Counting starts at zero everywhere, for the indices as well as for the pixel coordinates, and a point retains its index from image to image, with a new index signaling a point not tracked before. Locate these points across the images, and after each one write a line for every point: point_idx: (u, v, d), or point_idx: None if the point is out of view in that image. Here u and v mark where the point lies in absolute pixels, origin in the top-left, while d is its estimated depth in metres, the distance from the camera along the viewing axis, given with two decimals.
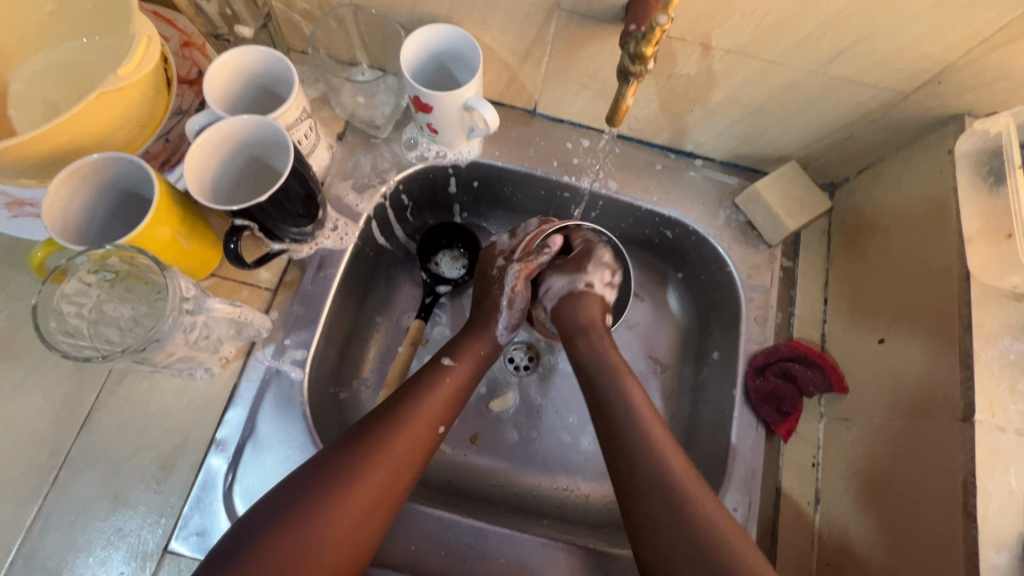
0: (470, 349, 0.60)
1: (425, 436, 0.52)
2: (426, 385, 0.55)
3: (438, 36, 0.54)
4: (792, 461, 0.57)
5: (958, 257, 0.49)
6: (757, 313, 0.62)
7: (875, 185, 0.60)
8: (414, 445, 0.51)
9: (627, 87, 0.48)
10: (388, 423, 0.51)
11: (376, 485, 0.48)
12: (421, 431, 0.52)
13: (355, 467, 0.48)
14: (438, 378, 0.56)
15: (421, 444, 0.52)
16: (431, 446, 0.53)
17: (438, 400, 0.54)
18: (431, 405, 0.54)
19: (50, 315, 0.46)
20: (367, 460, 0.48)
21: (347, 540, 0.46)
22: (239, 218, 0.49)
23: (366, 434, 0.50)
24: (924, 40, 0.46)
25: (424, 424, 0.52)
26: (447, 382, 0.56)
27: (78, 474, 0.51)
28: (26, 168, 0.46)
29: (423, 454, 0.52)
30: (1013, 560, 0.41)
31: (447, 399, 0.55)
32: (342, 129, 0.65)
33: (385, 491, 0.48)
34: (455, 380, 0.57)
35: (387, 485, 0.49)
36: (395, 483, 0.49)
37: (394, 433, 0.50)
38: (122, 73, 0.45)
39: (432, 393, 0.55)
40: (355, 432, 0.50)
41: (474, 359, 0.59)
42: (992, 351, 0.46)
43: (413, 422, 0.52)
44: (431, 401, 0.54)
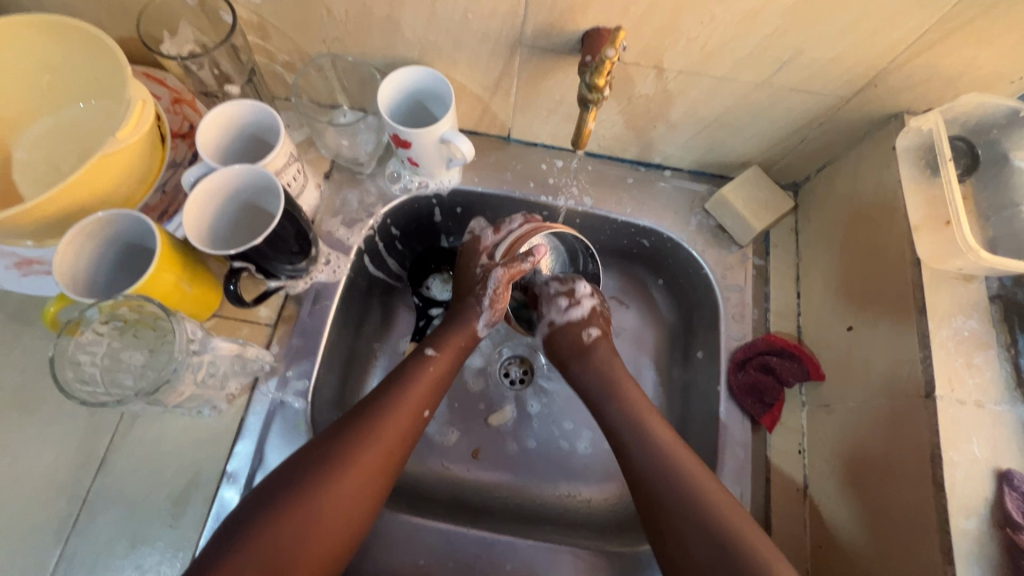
0: (451, 340, 0.60)
1: (410, 421, 0.54)
2: (408, 374, 0.57)
3: (412, 77, 0.58)
4: (779, 450, 0.60)
5: (908, 245, 0.52)
6: (734, 311, 0.66)
7: (832, 182, 0.64)
8: (399, 431, 0.53)
9: (588, 113, 0.52)
10: (373, 410, 0.53)
11: (366, 469, 0.50)
12: (405, 417, 0.54)
13: (344, 453, 0.50)
14: (419, 368, 0.58)
15: (406, 430, 0.54)
16: (416, 432, 0.55)
17: (421, 388, 0.56)
18: (415, 392, 0.56)
19: (66, 365, 0.49)
20: (354, 445, 0.51)
21: (340, 520, 0.49)
22: (237, 260, 0.52)
23: (352, 422, 0.52)
24: (855, 51, 0.50)
25: (409, 412, 0.55)
26: (430, 371, 0.58)
27: (97, 516, 0.53)
28: (35, 230, 0.50)
29: (409, 439, 0.54)
30: (981, 524, 0.44)
31: (431, 385, 0.57)
32: (328, 168, 0.69)
33: (373, 474, 0.51)
34: (438, 369, 0.58)
35: (375, 469, 0.51)
36: (383, 465, 0.52)
37: (380, 420, 0.53)
38: (119, 136, 0.49)
39: (416, 381, 0.56)
40: (343, 420, 0.53)
41: (457, 350, 0.60)
42: (947, 330, 0.49)
43: (396, 409, 0.54)
44: (414, 387, 0.56)
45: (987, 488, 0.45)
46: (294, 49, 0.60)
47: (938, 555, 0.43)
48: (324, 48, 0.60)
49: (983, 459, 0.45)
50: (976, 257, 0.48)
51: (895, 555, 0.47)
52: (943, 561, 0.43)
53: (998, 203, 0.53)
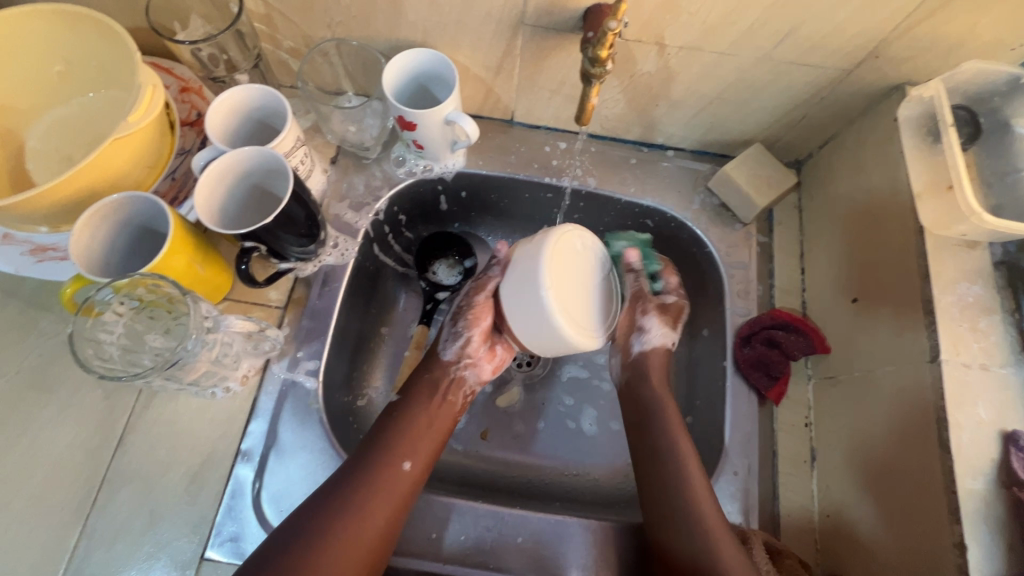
0: (427, 387, 0.61)
1: (393, 475, 0.54)
2: (384, 428, 0.57)
3: (417, 60, 0.59)
4: (786, 423, 0.60)
5: (912, 213, 0.53)
6: (739, 288, 0.66)
7: (836, 157, 0.64)
8: (382, 493, 0.52)
9: (591, 88, 0.52)
10: (355, 475, 0.53)
11: (345, 536, 0.50)
12: (384, 472, 0.53)
13: (325, 523, 0.50)
14: (397, 420, 0.58)
15: (391, 489, 0.53)
16: (407, 488, 0.54)
17: (401, 438, 0.57)
18: (394, 446, 0.56)
19: (85, 342, 0.50)
20: (333, 511, 0.51)
21: None
22: (247, 240, 0.53)
23: (334, 488, 0.52)
24: (855, 21, 0.50)
25: (391, 466, 0.54)
26: (405, 421, 0.58)
27: (115, 494, 0.54)
28: (50, 215, 0.51)
29: (397, 492, 0.53)
30: (988, 484, 0.44)
31: (411, 434, 0.57)
32: (334, 154, 0.69)
33: (359, 543, 0.50)
34: (415, 416, 0.59)
35: (358, 536, 0.50)
36: (365, 531, 0.50)
37: (357, 477, 0.53)
38: (131, 119, 0.50)
39: (393, 434, 0.57)
40: (327, 487, 0.52)
41: (431, 394, 0.61)
42: (951, 296, 0.50)
43: (373, 467, 0.54)
44: (393, 441, 0.56)
45: (993, 449, 0.45)
46: (299, 35, 0.61)
47: (945, 515, 0.44)
48: (329, 32, 0.60)
49: (989, 421, 0.46)
50: (978, 221, 0.48)
51: (904, 520, 0.48)
52: (950, 520, 0.44)
53: (1000, 170, 0.54)
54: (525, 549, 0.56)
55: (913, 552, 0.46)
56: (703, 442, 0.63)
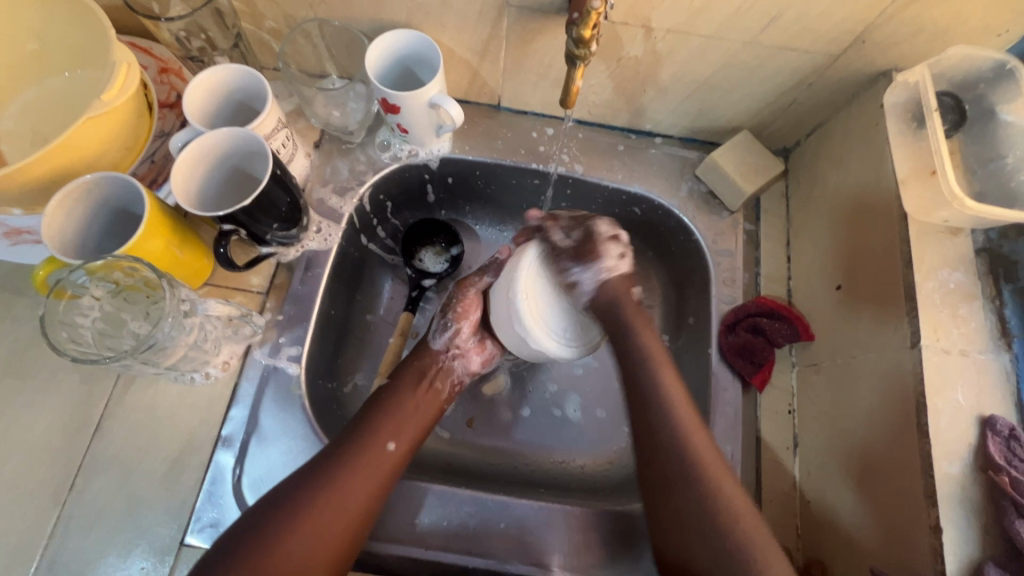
0: (413, 371, 0.61)
1: (375, 455, 0.53)
2: (371, 408, 0.57)
3: (400, 42, 0.58)
4: (769, 410, 0.61)
5: (896, 200, 0.53)
6: (725, 276, 0.66)
7: (823, 145, 0.64)
8: (364, 473, 0.52)
9: (575, 70, 0.51)
10: (341, 455, 0.52)
11: (324, 512, 0.49)
12: (368, 452, 0.53)
13: (307, 497, 0.49)
14: (383, 401, 0.58)
15: (374, 470, 0.53)
16: (391, 473, 0.54)
17: (387, 420, 0.56)
18: (378, 428, 0.55)
19: (60, 326, 0.50)
20: (316, 488, 0.50)
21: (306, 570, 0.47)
22: (227, 223, 0.52)
23: (318, 465, 0.52)
24: (842, 5, 0.49)
25: (373, 447, 0.54)
26: (390, 401, 0.58)
27: (93, 480, 0.53)
28: (22, 197, 0.50)
29: (380, 473, 0.53)
30: (965, 468, 0.44)
31: (397, 418, 0.57)
32: (317, 137, 0.68)
33: (339, 521, 0.49)
34: (401, 398, 0.59)
35: (339, 514, 0.50)
36: (346, 508, 0.50)
37: (343, 456, 0.52)
38: (106, 98, 0.49)
39: (380, 415, 0.56)
40: (310, 464, 0.52)
41: (415, 376, 0.61)
42: (933, 282, 0.50)
43: (357, 447, 0.53)
44: (379, 422, 0.56)
45: (970, 434, 0.45)
46: (281, 15, 0.60)
47: (923, 499, 0.44)
48: (311, 12, 0.59)
49: (967, 406, 0.46)
50: (960, 206, 0.48)
51: (884, 504, 0.48)
52: (927, 504, 0.44)
53: (984, 157, 0.54)
54: (508, 535, 0.56)
55: (892, 537, 0.46)
56: None
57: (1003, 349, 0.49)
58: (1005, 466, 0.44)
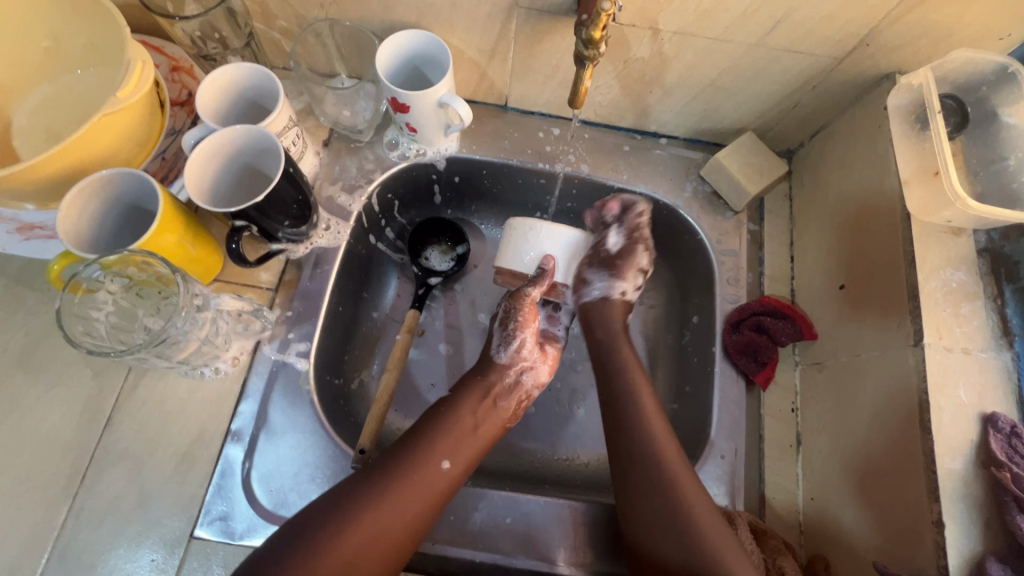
0: (474, 386, 0.61)
1: (431, 473, 0.54)
2: (430, 423, 0.57)
3: (410, 42, 0.58)
4: (772, 408, 0.61)
5: (899, 201, 0.53)
6: (729, 275, 0.67)
7: (827, 147, 0.65)
8: (416, 490, 0.52)
9: (584, 70, 0.52)
10: (398, 470, 0.53)
11: (375, 524, 0.50)
12: (424, 468, 0.54)
13: (351, 509, 0.50)
14: (442, 416, 0.58)
15: (428, 488, 0.53)
16: (443, 491, 0.54)
17: (446, 437, 0.56)
18: (436, 446, 0.55)
19: (74, 320, 0.50)
20: (364, 499, 0.50)
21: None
22: (238, 219, 0.53)
23: (367, 478, 0.52)
24: (847, 8, 0.50)
25: (429, 464, 0.54)
26: (449, 418, 0.58)
27: (104, 472, 0.54)
28: (36, 192, 0.50)
29: (433, 493, 0.53)
30: (967, 464, 0.45)
31: (454, 436, 0.57)
32: (326, 136, 0.69)
33: (385, 535, 0.50)
34: (459, 415, 0.59)
35: (390, 527, 0.50)
36: (395, 524, 0.50)
37: (398, 470, 0.53)
38: (121, 95, 0.49)
39: (439, 431, 0.57)
40: (358, 476, 0.52)
41: (478, 392, 0.61)
42: (936, 282, 0.50)
43: (413, 463, 0.54)
44: (437, 439, 0.56)
45: (972, 430, 0.46)
46: (292, 15, 0.60)
47: (925, 494, 0.45)
48: (322, 12, 0.60)
49: (969, 403, 0.47)
50: (963, 206, 0.49)
51: (887, 501, 0.48)
52: (929, 499, 0.45)
53: (986, 158, 0.54)
54: (515, 530, 0.56)
55: (894, 533, 0.47)
56: (692, 427, 0.64)
57: (1004, 347, 0.49)
58: (1006, 462, 0.44)
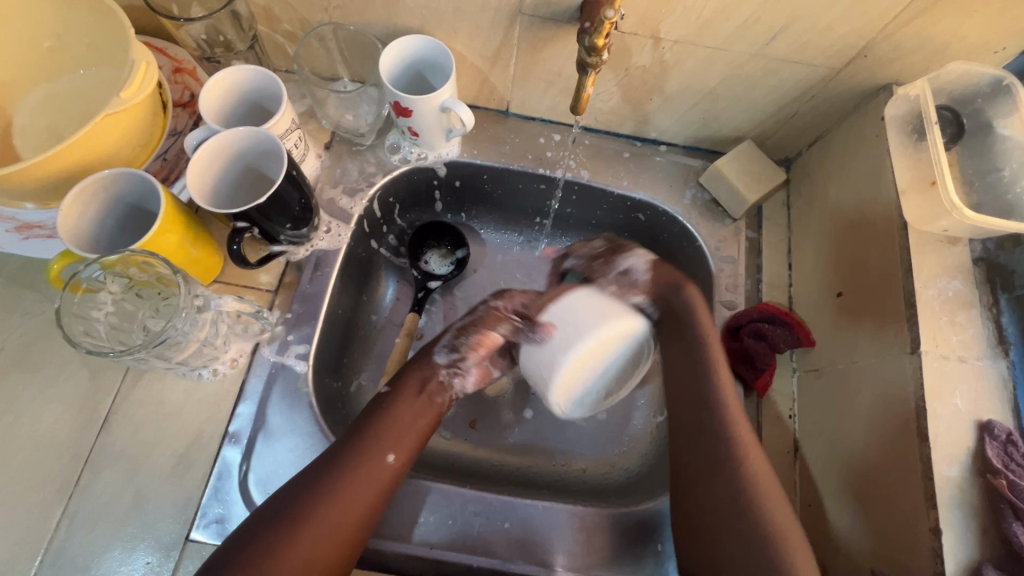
0: (415, 381, 0.59)
1: (372, 470, 0.52)
2: (373, 419, 0.55)
3: (414, 47, 0.59)
4: (770, 414, 0.62)
5: (896, 210, 0.54)
6: (728, 282, 0.67)
7: (824, 156, 0.65)
8: (359, 487, 0.51)
9: (586, 77, 0.53)
10: (337, 470, 0.51)
11: (323, 529, 0.48)
12: (366, 466, 0.52)
13: (298, 516, 0.48)
14: (382, 411, 0.56)
15: (370, 485, 0.52)
16: (386, 484, 0.53)
17: (387, 433, 0.55)
18: (375, 441, 0.54)
19: (74, 320, 0.50)
20: (308, 505, 0.49)
21: None
22: (239, 221, 0.53)
23: (312, 479, 0.51)
24: (845, 20, 0.51)
25: (371, 462, 0.52)
26: (389, 411, 0.56)
27: (100, 474, 0.54)
28: (37, 191, 0.50)
29: (378, 486, 0.52)
30: (963, 471, 0.45)
31: (396, 430, 0.55)
32: (328, 139, 0.69)
33: (333, 539, 0.48)
34: (399, 407, 0.57)
35: (335, 530, 0.49)
36: (341, 527, 0.49)
37: (339, 472, 0.51)
38: (125, 95, 0.49)
39: (378, 427, 0.55)
40: (302, 481, 0.51)
41: (419, 388, 0.59)
42: (932, 290, 0.51)
43: (353, 464, 0.52)
44: (376, 434, 0.54)
45: (969, 439, 0.46)
46: (296, 18, 0.61)
47: (922, 501, 0.45)
48: (326, 16, 0.60)
49: (965, 411, 0.47)
50: (959, 216, 0.49)
51: (884, 508, 0.49)
52: (926, 506, 0.45)
53: (982, 169, 0.55)
54: (512, 535, 0.56)
55: (892, 540, 0.47)
56: None
57: (1000, 356, 0.50)
58: (1002, 469, 0.45)
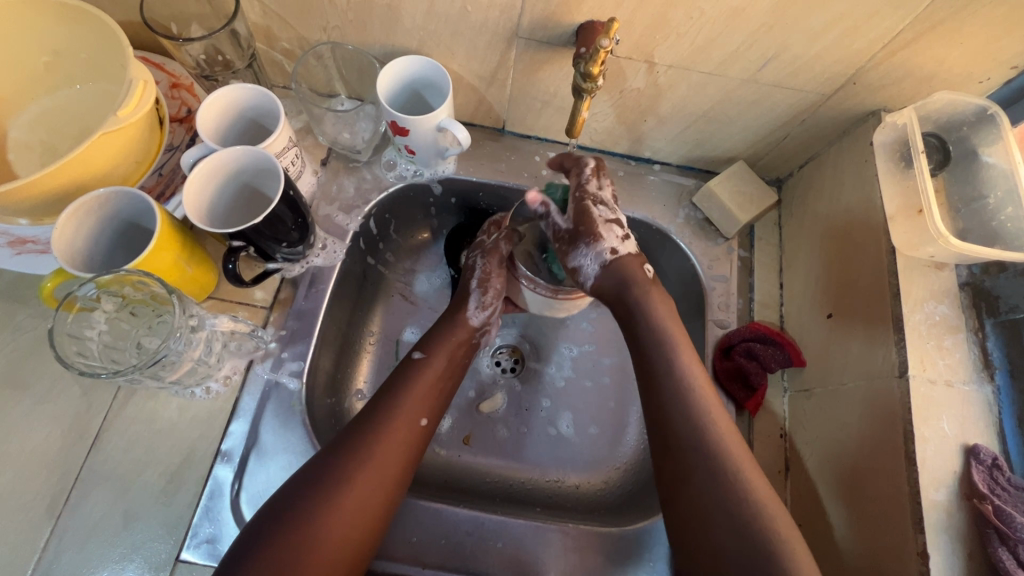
0: (444, 345, 0.61)
1: (411, 430, 0.55)
2: (403, 383, 0.57)
3: (411, 67, 0.59)
4: (762, 434, 0.62)
5: (884, 234, 0.55)
6: (720, 301, 0.68)
7: (815, 178, 0.67)
8: (395, 445, 0.53)
9: (582, 102, 0.53)
10: (374, 428, 0.53)
11: (367, 485, 0.50)
12: (402, 426, 0.54)
13: (340, 471, 0.50)
14: (411, 374, 0.58)
15: (405, 443, 0.54)
16: (418, 443, 0.55)
17: (418, 395, 0.57)
18: (412, 402, 0.56)
19: (68, 341, 0.49)
20: (351, 462, 0.50)
21: (348, 540, 0.48)
22: (235, 240, 0.53)
23: (348, 437, 0.52)
24: (833, 50, 0.52)
25: (408, 421, 0.55)
26: (423, 378, 0.58)
27: (90, 492, 0.53)
28: (32, 209, 0.50)
29: (415, 445, 0.55)
30: (950, 496, 0.46)
31: (427, 393, 0.58)
32: (324, 155, 0.70)
33: (379, 494, 0.50)
34: (432, 373, 0.59)
35: (380, 482, 0.51)
36: (385, 483, 0.51)
37: (381, 430, 0.53)
38: (121, 114, 0.49)
39: (410, 389, 0.57)
40: (336, 440, 0.52)
41: (448, 352, 0.61)
42: (919, 315, 0.52)
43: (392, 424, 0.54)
44: (409, 396, 0.56)
45: (956, 463, 0.47)
46: (294, 37, 0.61)
47: (911, 525, 0.46)
48: (324, 36, 0.61)
49: (952, 435, 0.48)
50: (945, 244, 0.50)
51: (873, 531, 0.49)
52: (914, 530, 0.45)
53: (967, 195, 0.56)
54: (506, 555, 0.56)
55: (881, 564, 0.48)
56: None
57: (985, 380, 0.51)
58: (988, 494, 0.45)
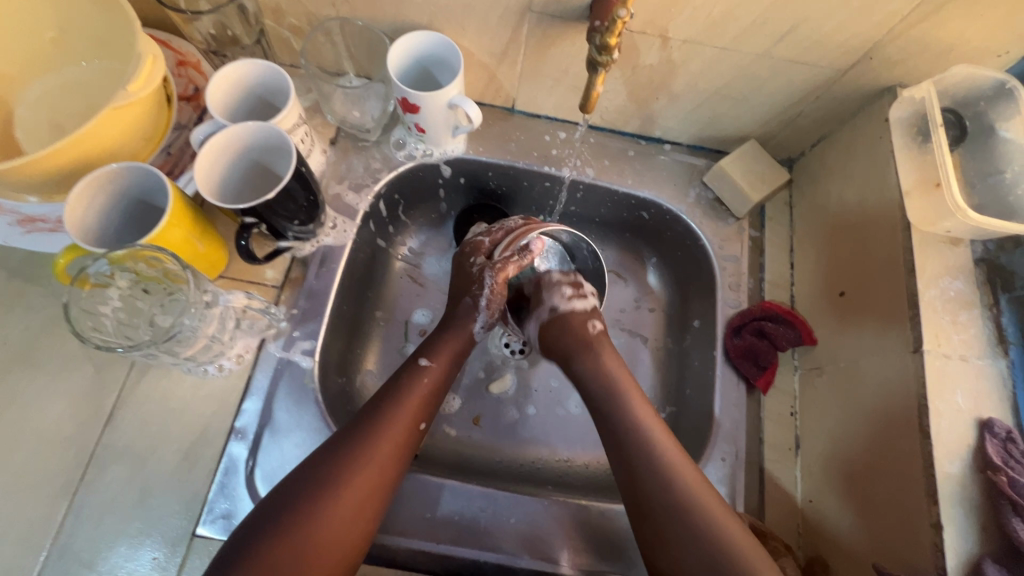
0: (446, 349, 0.61)
1: (407, 435, 0.54)
2: (403, 386, 0.56)
3: (422, 44, 0.59)
4: (772, 412, 0.62)
5: (899, 211, 0.55)
6: (731, 280, 0.68)
7: (827, 157, 0.66)
8: (392, 447, 0.52)
9: (596, 76, 0.53)
10: (371, 431, 0.52)
11: (361, 491, 0.50)
12: (401, 431, 0.54)
13: (333, 473, 0.50)
14: (414, 378, 0.57)
15: (399, 443, 0.53)
16: (412, 446, 0.54)
17: (417, 400, 0.56)
18: (411, 407, 0.55)
19: (84, 315, 0.50)
20: (346, 465, 0.50)
21: (338, 543, 0.48)
22: (248, 216, 0.53)
23: (344, 439, 0.52)
24: (851, 24, 0.52)
25: (405, 425, 0.54)
26: (424, 382, 0.57)
27: (105, 469, 0.53)
28: (42, 185, 0.50)
29: (410, 449, 0.54)
30: (964, 468, 0.46)
31: (426, 398, 0.57)
32: (333, 134, 0.69)
33: (372, 497, 0.50)
34: (432, 379, 0.58)
35: (373, 486, 0.50)
36: (378, 487, 0.51)
37: (378, 434, 0.52)
38: (132, 89, 0.49)
39: (409, 393, 0.56)
40: (333, 441, 0.52)
41: (450, 356, 0.60)
42: (934, 290, 0.52)
43: (389, 429, 0.53)
44: (408, 401, 0.55)
45: (970, 436, 0.47)
46: (303, 13, 0.60)
47: (924, 498, 0.46)
48: (333, 11, 0.60)
49: (966, 409, 0.48)
50: (964, 217, 0.50)
51: (884, 504, 0.50)
52: (928, 502, 0.46)
53: (983, 171, 0.56)
54: (519, 530, 0.57)
55: (892, 536, 0.48)
56: (693, 429, 0.64)
57: (1000, 355, 0.51)
58: (1002, 466, 0.46)
